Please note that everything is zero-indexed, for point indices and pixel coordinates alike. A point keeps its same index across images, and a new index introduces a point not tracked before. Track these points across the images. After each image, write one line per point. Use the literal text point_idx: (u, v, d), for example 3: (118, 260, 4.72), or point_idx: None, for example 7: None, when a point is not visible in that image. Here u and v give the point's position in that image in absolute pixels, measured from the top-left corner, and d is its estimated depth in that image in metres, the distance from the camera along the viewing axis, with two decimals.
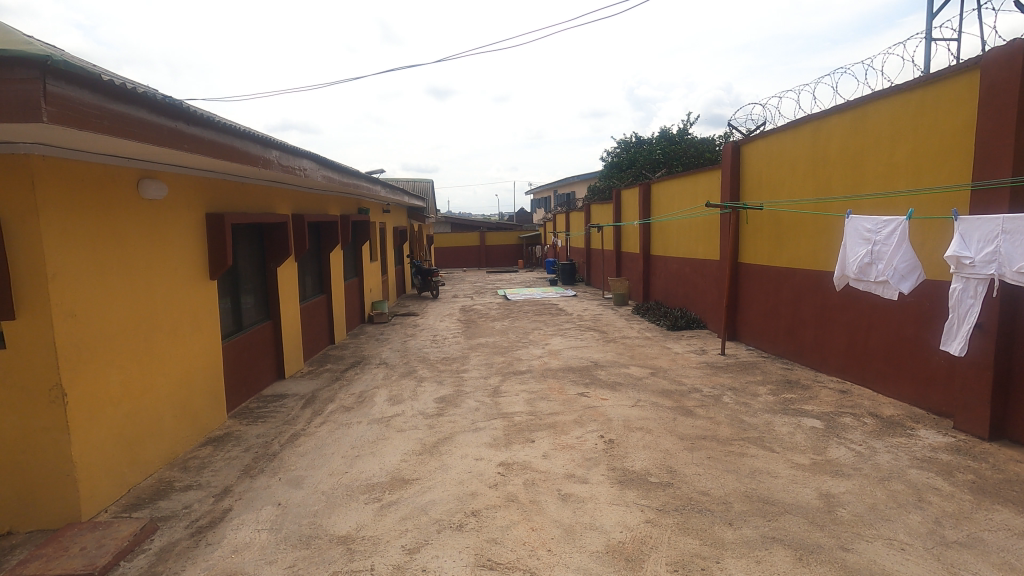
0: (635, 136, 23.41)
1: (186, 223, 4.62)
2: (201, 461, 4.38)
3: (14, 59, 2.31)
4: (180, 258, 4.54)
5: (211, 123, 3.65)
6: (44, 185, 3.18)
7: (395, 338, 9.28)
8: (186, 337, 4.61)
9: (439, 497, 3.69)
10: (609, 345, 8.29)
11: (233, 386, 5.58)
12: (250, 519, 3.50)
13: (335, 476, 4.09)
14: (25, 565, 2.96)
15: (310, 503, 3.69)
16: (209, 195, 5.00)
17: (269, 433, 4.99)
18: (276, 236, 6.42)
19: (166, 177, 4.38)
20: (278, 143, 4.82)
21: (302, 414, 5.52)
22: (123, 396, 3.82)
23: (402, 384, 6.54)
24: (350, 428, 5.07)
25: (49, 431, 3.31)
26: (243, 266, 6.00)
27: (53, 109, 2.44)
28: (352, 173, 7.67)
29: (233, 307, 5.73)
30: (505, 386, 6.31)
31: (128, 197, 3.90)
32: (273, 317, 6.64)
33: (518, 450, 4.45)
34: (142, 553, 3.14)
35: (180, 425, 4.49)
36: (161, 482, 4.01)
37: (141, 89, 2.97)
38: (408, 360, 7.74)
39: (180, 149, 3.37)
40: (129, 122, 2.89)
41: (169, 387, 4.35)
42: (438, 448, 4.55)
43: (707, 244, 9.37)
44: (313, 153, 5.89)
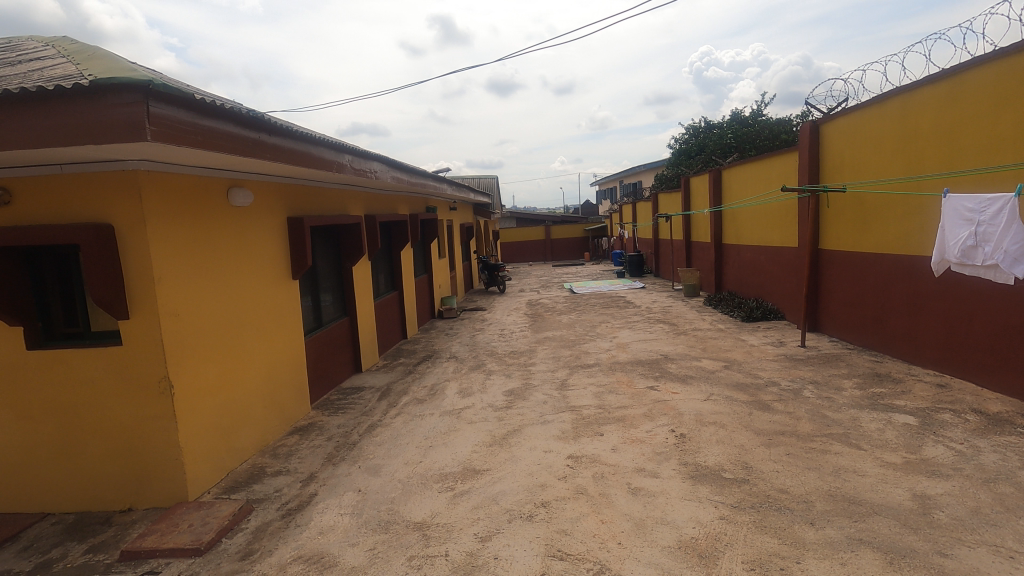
0: (704, 120, 22.58)
1: (269, 227, 4.95)
2: (289, 449, 4.71)
3: (122, 86, 2.57)
4: (264, 260, 4.87)
5: (290, 131, 3.89)
6: (150, 197, 3.52)
7: (464, 333, 9.49)
8: (272, 333, 4.95)
9: (510, 488, 3.77)
10: (679, 338, 8.08)
11: (315, 379, 5.94)
12: (334, 503, 3.73)
13: (410, 465, 4.28)
14: (144, 538, 3.32)
15: (387, 490, 3.87)
16: (289, 199, 5.33)
17: (349, 423, 5.29)
18: (349, 236, 6.74)
19: (251, 185, 4.71)
20: (350, 147, 5.06)
21: (378, 406, 5.79)
22: (220, 388, 4.17)
23: (470, 377, 6.70)
24: (423, 420, 5.27)
25: (158, 420, 3.68)
26: (321, 266, 6.34)
27: (155, 128, 2.68)
28: (419, 174, 7.93)
29: (313, 305, 6.09)
30: (573, 379, 6.31)
31: (219, 205, 4.24)
32: (349, 313, 6.96)
33: (586, 443, 4.45)
34: (240, 532, 3.43)
35: (269, 415, 4.83)
36: (255, 467, 4.35)
37: (228, 105, 3.21)
38: (477, 354, 7.90)
39: (262, 157, 3.61)
40: (218, 136, 3.14)
41: (258, 380, 4.70)
42: (508, 440, 4.63)
43: (784, 231, 8.90)
44: (383, 155, 6.14)
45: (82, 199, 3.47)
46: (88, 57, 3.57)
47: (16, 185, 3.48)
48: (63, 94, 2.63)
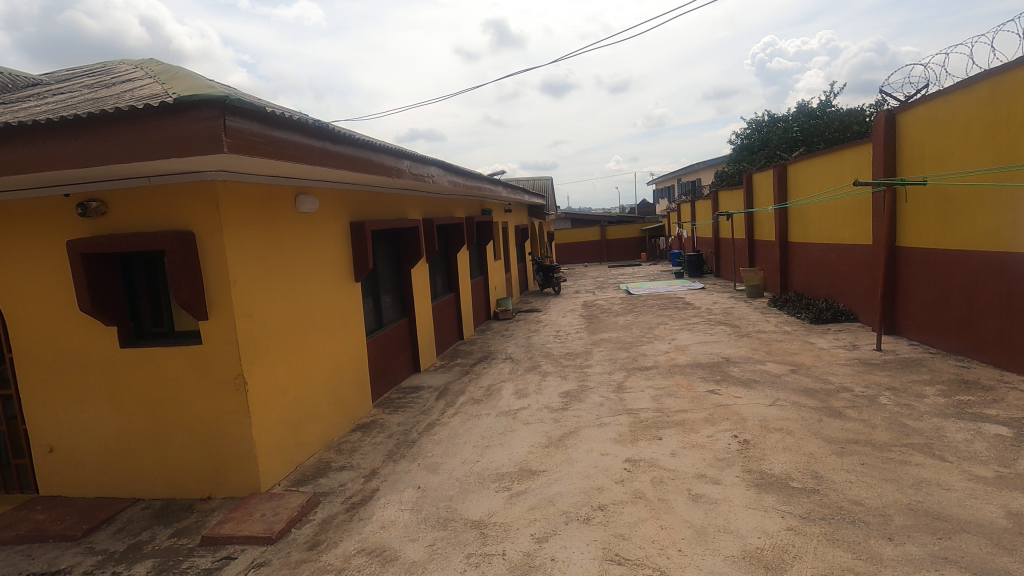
0: (767, 114, 21.69)
1: (333, 232, 5.16)
2: (352, 445, 4.89)
3: (202, 102, 2.76)
4: (329, 263, 5.08)
5: (353, 140, 4.05)
6: (226, 205, 3.76)
7: (519, 334, 9.54)
8: (336, 333, 5.16)
9: (566, 490, 3.76)
10: (742, 340, 7.78)
11: (377, 378, 6.14)
12: (395, 499, 3.85)
13: (468, 464, 4.34)
14: (222, 525, 3.54)
15: (445, 488, 3.95)
16: (351, 205, 5.54)
17: (408, 422, 5.43)
18: (408, 240, 6.93)
19: (317, 192, 4.93)
20: (408, 153, 5.21)
21: (436, 405, 5.92)
22: (289, 385, 4.38)
23: (526, 378, 6.73)
24: (480, 420, 5.34)
25: (234, 414, 3.91)
26: (381, 269, 6.55)
27: (231, 140, 2.86)
28: (475, 177, 8.04)
29: (373, 306, 6.29)
30: (630, 382, 6.21)
31: (287, 212, 4.46)
32: (408, 314, 7.15)
33: (644, 447, 4.37)
34: (308, 523, 3.60)
35: (333, 412, 5.03)
36: (321, 462, 4.55)
37: (295, 116, 3.38)
38: (532, 355, 7.92)
39: (327, 165, 3.77)
40: (287, 146, 3.31)
41: (324, 378, 4.91)
42: (564, 442, 4.62)
43: (857, 228, 8.41)
44: (440, 160, 6.28)
45: (167, 209, 3.74)
46: (173, 77, 3.86)
47: (111, 197, 3.80)
48: (151, 112, 2.85)
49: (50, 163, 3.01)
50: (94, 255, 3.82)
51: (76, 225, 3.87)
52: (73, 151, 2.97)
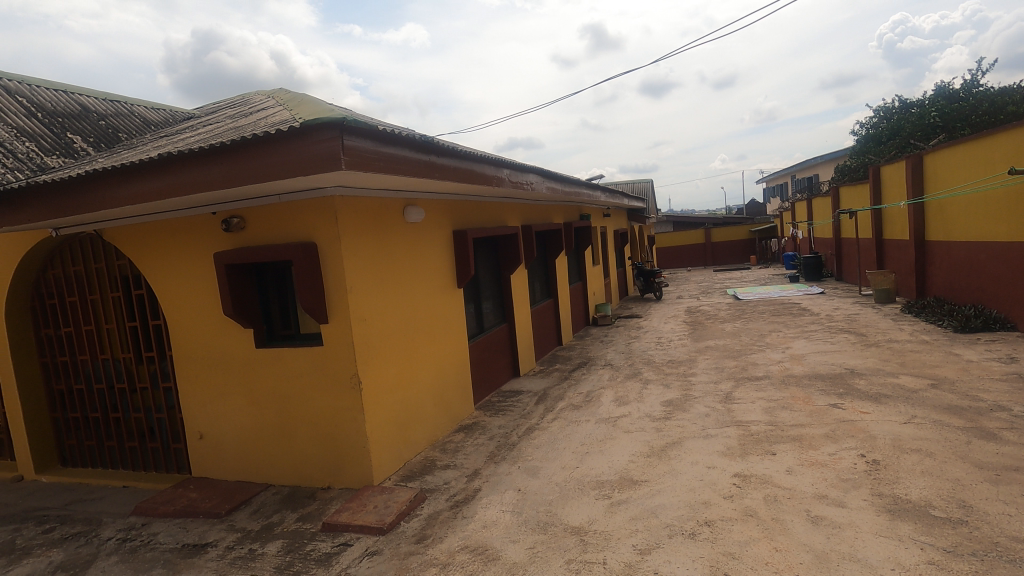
0: (898, 100, 19.57)
1: (437, 241, 5.41)
2: (456, 445, 5.08)
3: (324, 124, 3.03)
4: (434, 271, 5.33)
5: (456, 151, 4.22)
6: (343, 218, 4.08)
7: (619, 340, 9.36)
8: (440, 337, 5.39)
9: (670, 502, 3.63)
10: (869, 350, 7.05)
11: (478, 381, 6.32)
12: (496, 500, 3.93)
13: (568, 469, 4.34)
14: (339, 514, 3.83)
15: (545, 492, 3.98)
16: (454, 214, 5.77)
17: (508, 425, 5.54)
18: (508, 246, 7.08)
19: (423, 203, 5.20)
20: (508, 162, 5.33)
21: (536, 409, 5.98)
22: (398, 386, 4.64)
23: (627, 385, 6.58)
24: (579, 426, 5.31)
25: (350, 411, 4.22)
26: (482, 276, 6.75)
27: (349, 157, 3.11)
28: (573, 182, 8.05)
29: (475, 312, 6.50)
30: (739, 392, 5.86)
31: (396, 223, 4.75)
32: (508, 319, 7.29)
33: (756, 462, 4.11)
34: (416, 517, 3.79)
35: (438, 413, 5.26)
36: (427, 460, 4.77)
37: (404, 132, 3.59)
38: (633, 362, 7.74)
39: (433, 177, 3.97)
40: (397, 160, 3.53)
41: (429, 380, 5.14)
42: (667, 452, 4.46)
43: (1012, 222, 7.34)
44: (539, 167, 6.37)
45: (295, 222, 4.14)
46: (299, 104, 4.27)
47: (249, 214, 4.26)
48: (281, 137, 3.17)
49: (201, 185, 3.44)
50: (235, 265, 4.31)
51: (220, 239, 4.39)
52: (219, 174, 3.38)
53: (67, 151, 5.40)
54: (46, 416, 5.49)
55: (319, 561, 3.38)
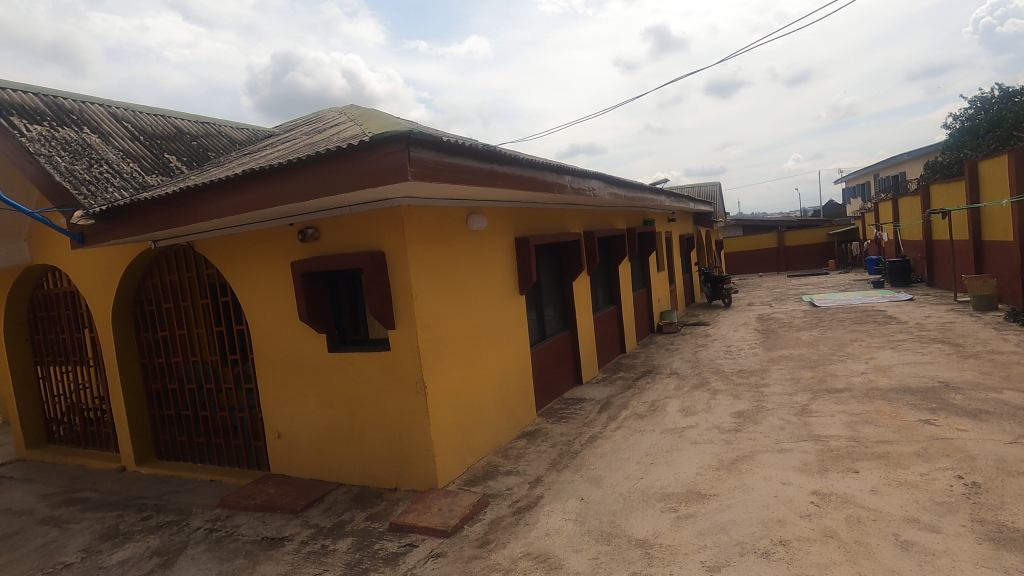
0: (998, 88, 17.92)
1: (500, 248, 5.48)
2: (518, 451, 5.10)
3: (391, 137, 3.15)
4: (496, 277, 5.40)
5: (518, 159, 4.27)
6: (409, 227, 4.21)
7: (686, 348, 9.08)
8: (503, 344, 5.44)
9: (741, 518, 3.47)
10: (966, 362, 6.46)
11: (541, 388, 6.33)
12: (559, 508, 3.91)
13: (632, 480, 4.25)
14: (405, 514, 3.94)
15: (609, 502, 3.91)
16: (516, 222, 5.82)
17: (571, 432, 5.50)
18: (570, 253, 7.05)
19: (486, 212, 5.28)
20: (570, 168, 5.33)
21: (599, 417, 5.90)
22: (461, 392, 4.72)
23: (694, 395, 6.37)
24: (644, 436, 5.19)
25: (416, 414, 4.34)
26: (544, 282, 6.76)
27: (415, 169, 3.22)
28: (636, 187, 7.91)
29: (537, 318, 6.51)
30: (816, 405, 5.53)
31: (460, 231, 4.85)
32: (570, 326, 7.25)
33: (836, 480, 3.86)
34: (479, 521, 3.83)
35: (501, 419, 5.30)
36: (490, 465, 4.82)
37: (467, 142, 3.67)
38: (700, 371, 7.48)
39: (495, 186, 4.03)
40: (460, 170, 3.61)
41: (492, 386, 5.20)
42: (738, 466, 4.28)
43: None
44: (601, 172, 6.31)
45: (365, 232, 4.32)
46: (369, 119, 4.47)
47: (323, 225, 4.49)
48: (352, 150, 3.32)
49: (280, 198, 3.66)
50: (310, 273, 4.54)
51: (297, 249, 4.65)
52: (296, 187, 3.59)
53: (164, 170, 5.90)
54: (145, 412, 6.00)
55: (387, 560, 3.49)
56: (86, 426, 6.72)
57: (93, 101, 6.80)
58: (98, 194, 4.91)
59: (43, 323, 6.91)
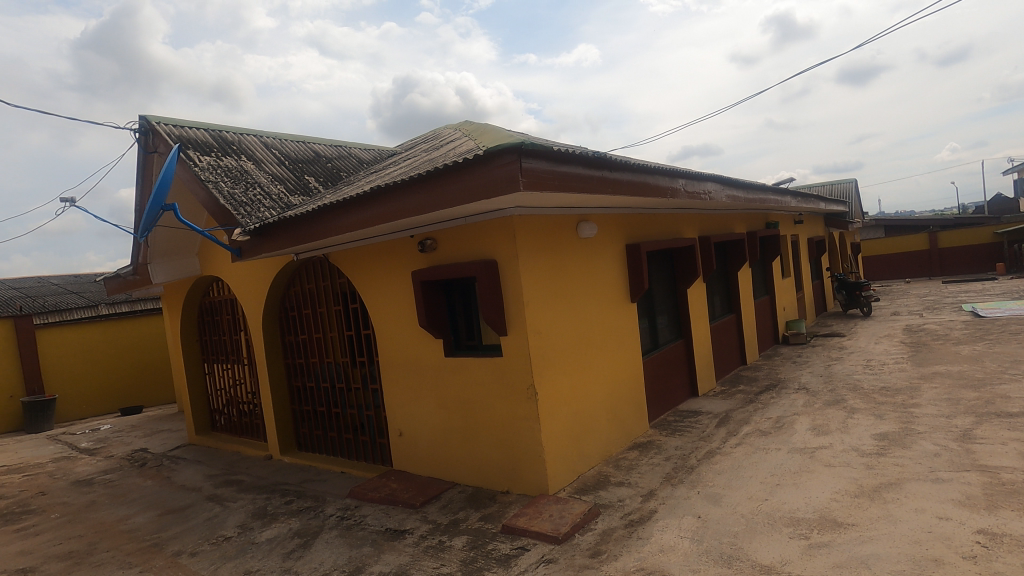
0: None
1: (610, 255, 5.43)
2: (630, 462, 4.99)
3: (504, 149, 3.25)
4: (607, 284, 5.34)
5: (629, 164, 4.21)
6: (520, 235, 4.32)
7: (817, 362, 8.31)
8: (614, 352, 5.37)
9: (886, 553, 3.11)
10: None
11: (653, 398, 6.14)
12: (674, 524, 3.76)
13: (755, 501, 3.97)
14: (517, 518, 4.02)
15: (729, 522, 3.69)
16: (627, 228, 5.73)
17: (687, 446, 5.26)
18: (685, 259, 6.79)
19: (596, 219, 5.26)
20: (684, 171, 5.15)
21: (717, 432, 5.59)
22: (572, 399, 4.73)
23: (827, 413, 5.80)
24: (769, 454, 4.83)
25: (527, 419, 4.41)
26: (657, 289, 6.57)
27: (527, 179, 3.30)
28: (757, 188, 7.44)
29: (649, 327, 6.34)
30: (982, 431, 4.79)
31: (570, 239, 4.87)
32: (684, 335, 6.97)
33: (1009, 519, 3.31)
34: (590, 531, 3.80)
35: (612, 428, 5.22)
36: (601, 474, 4.77)
37: (578, 150, 3.70)
38: (834, 387, 6.80)
39: (606, 192, 4.01)
40: (570, 178, 3.64)
41: (603, 395, 5.14)
42: (882, 494, 3.83)
43: None
44: (718, 174, 6.03)
45: (479, 242, 4.50)
46: (483, 133, 4.65)
47: (440, 235, 4.75)
48: (467, 164, 3.48)
49: (403, 212, 3.94)
50: (429, 282, 4.82)
51: (417, 259, 4.97)
52: (417, 202, 3.84)
53: (304, 190, 6.59)
54: (288, 407, 6.71)
55: (500, 561, 3.57)
56: (241, 417, 7.65)
57: (249, 132, 7.79)
58: (252, 213, 5.60)
59: (209, 326, 8.00)
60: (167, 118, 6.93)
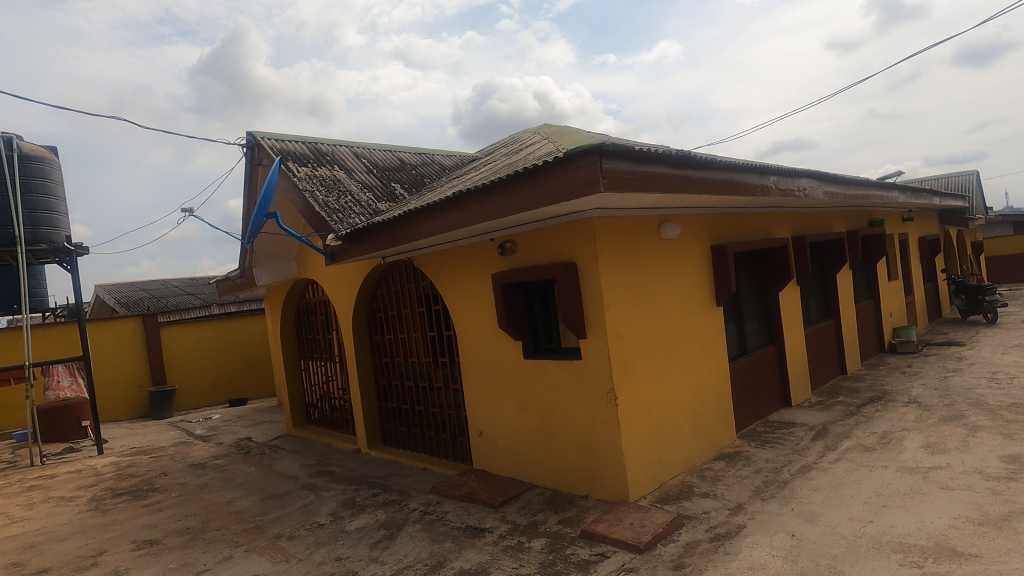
0: None
1: (695, 257, 5.23)
2: (716, 473, 4.77)
3: (584, 150, 3.22)
4: (691, 287, 5.15)
5: (715, 162, 4.04)
6: (600, 237, 4.27)
7: (930, 373, 7.52)
8: (698, 357, 5.17)
9: None
10: None
11: (742, 407, 5.84)
12: (765, 541, 3.55)
13: (858, 522, 3.66)
14: (597, 524, 3.96)
15: (828, 544, 3.43)
16: (713, 229, 5.50)
17: (779, 459, 4.95)
18: (777, 261, 6.41)
19: (679, 220, 5.09)
20: (775, 168, 4.87)
21: (813, 446, 5.22)
22: (653, 405, 4.60)
23: (943, 430, 5.24)
24: (873, 472, 4.44)
25: (606, 424, 4.35)
26: (745, 293, 6.25)
27: (608, 180, 3.25)
28: (859, 184, 6.88)
29: (737, 332, 6.04)
30: None
31: (651, 240, 4.75)
32: (776, 342, 6.58)
33: None
34: (673, 542, 3.67)
35: (696, 437, 5.03)
36: (684, 484, 4.60)
37: (661, 149, 3.60)
38: (951, 401, 6.13)
39: (691, 192, 3.87)
40: (653, 178, 3.54)
41: (686, 401, 4.96)
42: (1012, 524, 3.41)
43: None
44: (813, 170, 5.65)
45: (558, 245, 4.50)
46: (563, 136, 4.65)
47: (519, 239, 4.80)
48: (548, 167, 3.49)
49: (484, 215, 4.02)
50: (509, 284, 4.87)
51: (497, 262, 5.04)
52: (497, 205, 3.90)
53: (391, 196, 6.90)
54: (375, 404, 7.04)
55: (579, 566, 3.54)
56: (332, 411, 8.12)
57: (341, 143, 8.28)
58: (344, 219, 5.95)
59: (305, 326, 8.56)
60: (270, 133, 7.53)
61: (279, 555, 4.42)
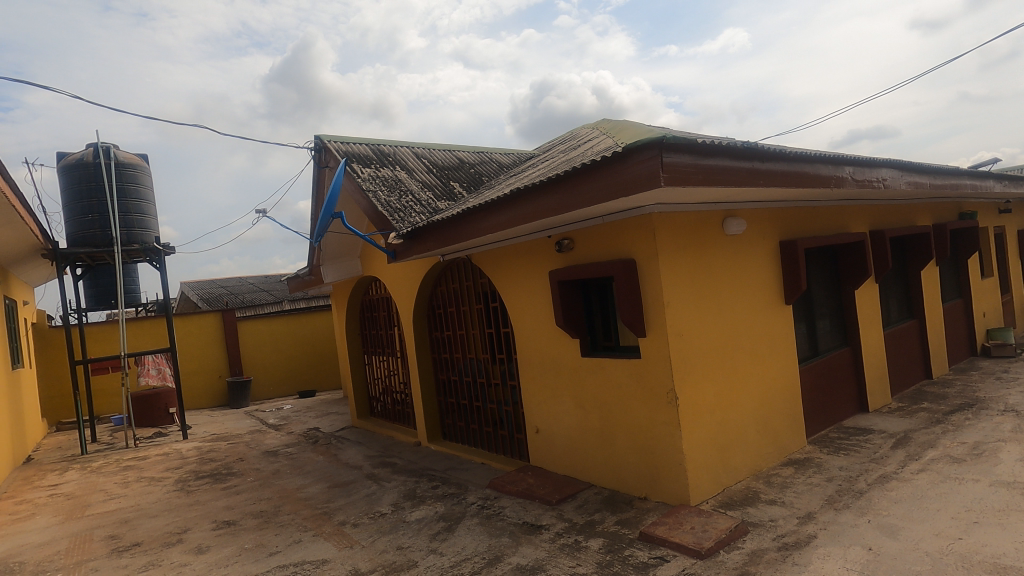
0: None
1: (761, 253, 5.00)
2: (784, 480, 4.56)
3: (644, 145, 3.15)
4: (757, 285, 4.94)
5: (784, 153, 3.84)
6: (660, 233, 4.17)
7: None
8: (765, 357, 4.95)
9: None
10: None
11: (813, 412, 5.54)
12: (838, 554, 3.36)
13: (944, 538, 3.39)
14: (656, 526, 3.88)
15: (909, 560, 3.20)
16: (782, 224, 5.24)
17: (854, 468, 4.67)
18: (852, 257, 6.03)
19: (745, 214, 4.88)
20: (851, 158, 4.58)
21: (893, 454, 4.89)
22: (717, 406, 4.44)
23: None
24: (962, 485, 4.10)
25: (666, 425, 4.25)
26: (817, 291, 5.92)
27: (668, 175, 3.17)
28: (948, 173, 6.35)
29: (808, 332, 5.73)
30: None
31: (715, 236, 4.59)
32: (851, 343, 6.19)
33: None
34: (737, 549, 3.54)
35: (762, 441, 4.82)
36: (749, 490, 4.42)
37: (724, 141, 3.46)
38: None
39: (757, 184, 3.70)
40: (716, 172, 3.41)
41: (752, 403, 4.76)
42: None
43: None
44: (895, 159, 5.26)
45: (617, 241, 4.43)
46: (622, 130, 4.57)
47: (577, 235, 4.76)
48: (606, 162, 3.44)
49: (541, 213, 4.01)
50: (567, 282, 4.85)
51: (554, 259, 5.03)
52: (554, 202, 3.89)
53: (450, 195, 7.02)
54: (434, 398, 7.19)
55: (638, 568, 3.48)
56: (394, 405, 8.37)
57: (403, 144, 8.51)
58: (405, 218, 6.11)
59: (369, 322, 8.87)
60: (336, 137, 7.85)
61: (344, 541, 4.61)
